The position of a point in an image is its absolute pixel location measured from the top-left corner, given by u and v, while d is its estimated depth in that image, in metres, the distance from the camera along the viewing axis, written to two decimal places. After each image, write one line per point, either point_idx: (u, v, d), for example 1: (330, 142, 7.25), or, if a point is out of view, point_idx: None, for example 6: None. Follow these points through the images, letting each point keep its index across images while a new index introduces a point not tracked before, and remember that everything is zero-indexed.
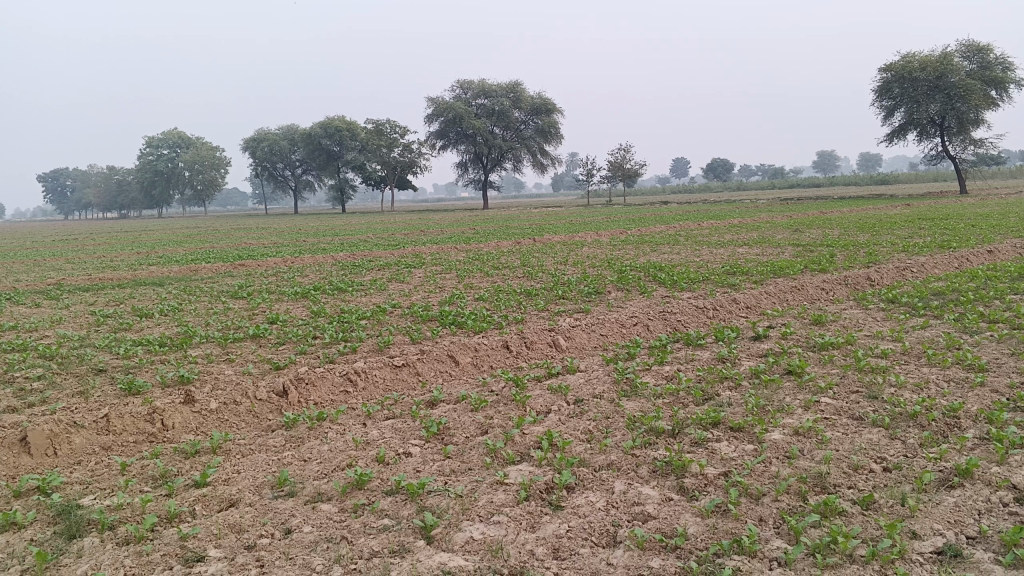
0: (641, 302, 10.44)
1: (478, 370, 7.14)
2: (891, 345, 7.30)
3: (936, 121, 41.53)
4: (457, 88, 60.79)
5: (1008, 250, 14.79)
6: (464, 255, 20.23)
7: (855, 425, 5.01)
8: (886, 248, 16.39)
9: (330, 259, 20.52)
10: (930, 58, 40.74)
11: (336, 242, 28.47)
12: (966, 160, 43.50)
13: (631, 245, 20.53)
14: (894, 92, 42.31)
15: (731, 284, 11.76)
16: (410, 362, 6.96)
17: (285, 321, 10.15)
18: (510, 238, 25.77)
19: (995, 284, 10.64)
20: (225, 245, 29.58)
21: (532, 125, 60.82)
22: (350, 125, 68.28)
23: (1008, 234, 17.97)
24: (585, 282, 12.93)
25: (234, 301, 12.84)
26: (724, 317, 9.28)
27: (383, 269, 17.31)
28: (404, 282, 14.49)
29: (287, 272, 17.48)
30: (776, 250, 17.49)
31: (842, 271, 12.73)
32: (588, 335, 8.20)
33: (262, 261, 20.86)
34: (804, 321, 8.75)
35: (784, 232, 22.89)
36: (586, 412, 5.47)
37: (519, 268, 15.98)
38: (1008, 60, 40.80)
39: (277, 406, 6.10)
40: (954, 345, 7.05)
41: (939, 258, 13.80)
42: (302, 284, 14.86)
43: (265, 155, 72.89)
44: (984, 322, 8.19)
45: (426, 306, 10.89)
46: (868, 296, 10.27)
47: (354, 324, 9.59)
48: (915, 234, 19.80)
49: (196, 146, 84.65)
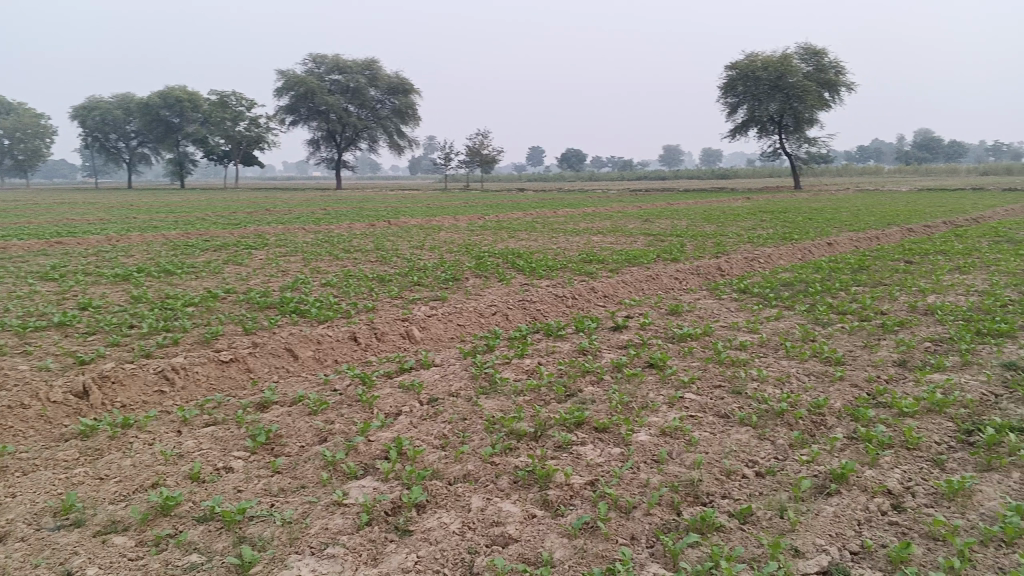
0: (500, 290, 10.03)
1: (321, 365, 6.45)
2: (750, 337, 7.18)
3: (774, 119, 43.70)
4: (309, 63, 58.39)
5: (845, 243, 15.48)
6: (314, 237, 19.15)
7: (723, 423, 4.73)
8: (733, 239, 16.79)
9: (162, 239, 18.92)
10: (770, 58, 42.88)
11: (171, 219, 26.49)
12: (799, 158, 46.21)
13: (488, 230, 20.22)
14: (737, 90, 44.35)
15: (589, 272, 11.56)
16: (239, 357, 6.19)
17: (99, 308, 8.97)
18: (364, 221, 24.83)
19: (839, 275, 10.94)
20: (44, 221, 26.83)
21: (388, 106, 59.57)
22: (192, 95, 64.23)
23: (842, 228, 18.92)
24: (441, 268, 12.36)
25: (43, 283, 11.37)
26: (583, 306, 9.00)
27: (220, 250, 16.04)
28: (244, 265, 13.39)
29: (111, 252, 15.87)
30: (629, 239, 17.62)
31: (694, 261, 12.82)
32: (444, 325, 7.66)
33: (85, 239, 18.96)
34: (661, 311, 8.58)
35: (636, 222, 23.24)
36: (439, 414, 4.93)
37: (372, 251, 15.23)
38: (839, 65, 43.53)
39: (75, 410, 5.20)
40: (809, 337, 7.02)
41: (784, 249, 14.23)
42: (126, 265, 13.41)
43: (96, 125, 67.45)
44: (834, 313, 8.30)
45: (267, 292, 9.98)
46: (721, 286, 10.29)
47: (180, 313, 8.59)
48: (759, 226, 20.53)
49: (17, 113, 77.21)
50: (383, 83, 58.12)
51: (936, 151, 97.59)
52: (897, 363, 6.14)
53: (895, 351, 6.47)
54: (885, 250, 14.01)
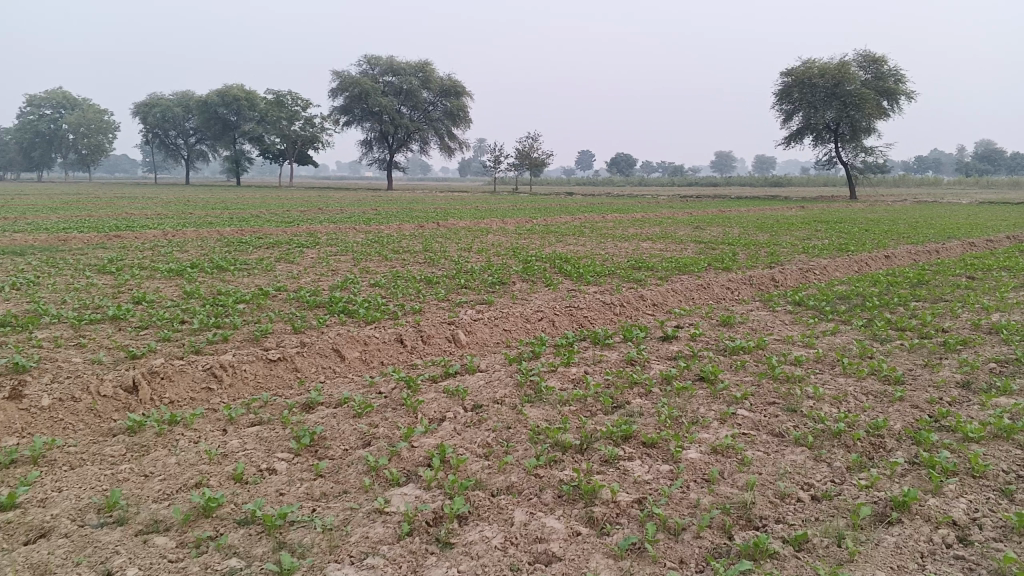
0: (547, 295, 9.93)
1: (366, 367, 6.43)
2: (805, 352, 6.96)
3: (831, 127, 42.85)
4: (364, 64, 59.03)
5: (904, 256, 15.05)
6: (363, 236, 19.30)
7: (776, 442, 4.56)
8: (786, 249, 16.46)
9: (216, 235, 19.25)
10: (828, 65, 42.04)
11: (225, 216, 26.98)
12: (855, 167, 45.22)
13: (537, 234, 20.13)
14: (793, 97, 43.61)
15: (639, 279, 11.40)
16: (286, 356, 6.20)
17: (152, 302, 9.12)
18: (413, 222, 24.97)
19: (897, 290, 10.61)
20: (104, 214, 27.56)
21: (440, 107, 59.92)
22: (249, 94, 65.42)
23: (899, 241, 18.41)
24: (489, 271, 12.32)
25: (100, 276, 11.61)
26: (632, 314, 8.86)
27: (271, 247, 16.24)
28: (294, 263, 13.52)
29: (166, 247, 16.18)
30: (679, 246, 17.40)
31: (745, 270, 12.58)
32: (491, 330, 7.60)
33: (142, 233, 19.37)
34: (712, 322, 8.40)
35: (686, 229, 22.94)
36: (484, 421, 4.85)
37: (420, 252, 15.27)
38: (900, 73, 42.40)
39: (125, 404, 5.25)
40: (867, 354, 6.79)
41: (839, 261, 13.89)
42: (179, 260, 13.64)
43: (157, 122, 69.11)
44: (892, 329, 8.03)
45: (316, 291, 10.05)
46: (773, 297, 10.05)
47: (230, 309, 8.68)
48: (813, 236, 20.09)
49: (82, 109, 79.54)
50: (436, 85, 58.46)
51: (999, 162, 94.71)
52: (960, 384, 5.88)
53: (958, 372, 6.21)
54: (946, 264, 13.58)
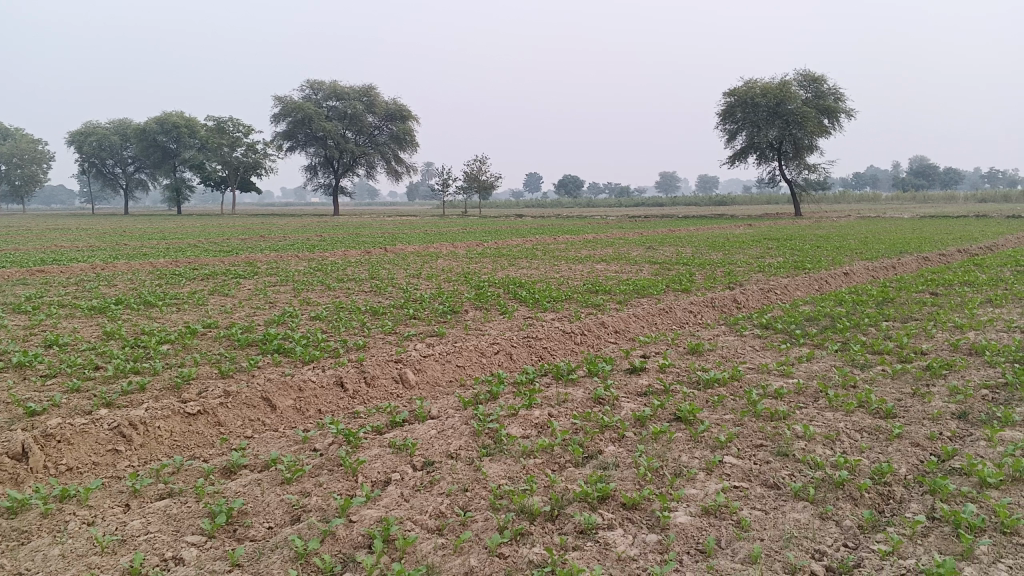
0: (502, 324, 9.31)
1: (301, 417, 5.70)
2: (784, 382, 6.43)
3: (774, 146, 43.24)
4: (307, 89, 58.13)
5: (862, 273, 14.78)
6: (307, 265, 18.48)
7: (773, 498, 3.98)
8: (743, 268, 16.14)
9: (149, 267, 18.25)
10: (770, 85, 42.42)
11: (161, 246, 25.90)
12: (798, 185, 45.74)
13: (488, 258, 19.56)
14: (737, 116, 43.92)
15: (598, 304, 10.85)
16: (208, 409, 5.44)
17: (64, 346, 8.21)
18: (359, 248, 24.22)
19: (864, 309, 10.21)
20: (32, 248, 26.23)
21: (385, 131, 59.23)
22: (189, 122, 63.97)
23: (854, 256, 18.28)
24: (439, 299, 11.64)
25: (14, 317, 10.63)
26: (593, 343, 8.27)
27: (207, 279, 15.35)
28: (230, 296, 12.68)
29: (93, 281, 15.17)
30: (634, 267, 16.95)
31: (705, 292, 12.15)
32: (441, 367, 6.92)
33: (67, 267, 18.24)
34: (680, 350, 7.84)
35: (639, 249, 22.60)
36: (436, 483, 4.18)
37: (366, 281, 14.54)
38: (839, 92, 43.09)
39: (11, 475, 4.41)
40: (850, 383, 6.28)
41: (799, 279, 13.55)
42: (106, 296, 12.69)
43: (93, 151, 67.02)
44: (870, 353, 7.55)
45: (250, 327, 9.24)
46: (740, 320, 9.57)
47: (152, 352, 7.85)
48: (766, 254, 19.88)
49: (14, 138, 76.92)
50: (380, 109, 57.75)
51: (932, 177, 97.32)
52: (958, 417, 5.36)
53: (951, 401, 5.71)
54: (906, 280, 13.30)
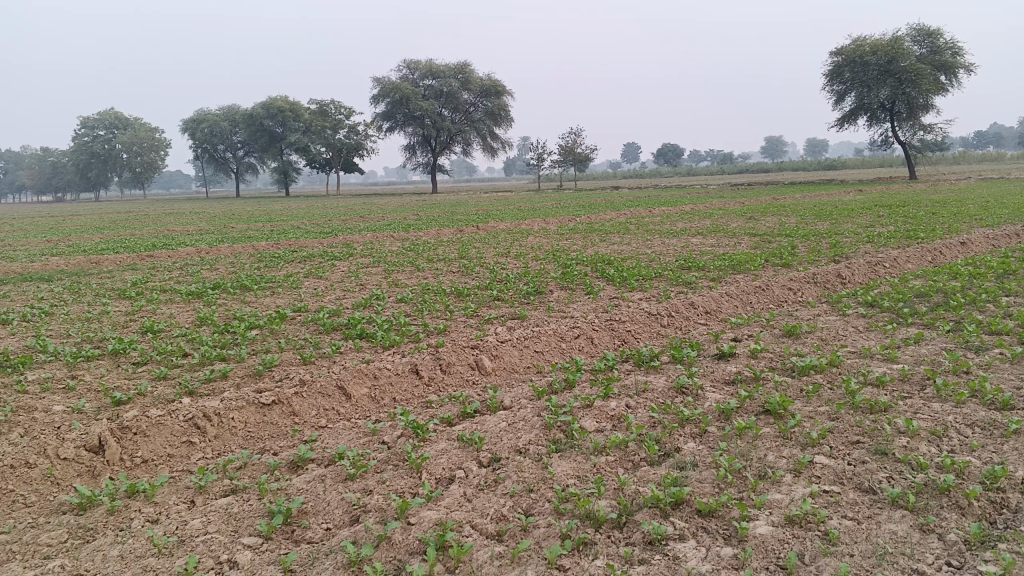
0: (587, 306, 9.03)
1: (375, 406, 5.62)
2: (887, 368, 5.92)
3: (886, 107, 40.87)
4: (404, 68, 58.72)
5: (981, 242, 13.69)
6: (400, 244, 18.62)
7: (867, 505, 3.61)
8: (849, 239, 15.23)
9: (250, 250, 18.79)
10: (881, 41, 40.02)
11: (265, 228, 26.72)
12: (913, 147, 43.19)
13: (580, 233, 19.22)
14: (845, 76, 41.71)
15: (689, 283, 10.41)
16: (282, 399, 5.42)
17: (159, 333, 8.44)
18: (453, 225, 24.29)
19: (982, 283, 9.40)
20: (147, 232, 27.48)
21: (481, 107, 59.28)
22: (293, 105, 65.77)
23: (973, 223, 17.01)
24: (525, 279, 11.44)
25: (119, 302, 11.05)
26: (680, 325, 7.91)
27: (302, 261, 15.64)
28: (322, 278, 12.85)
29: (197, 265, 15.69)
30: (731, 241, 16.28)
31: (806, 267, 11.49)
32: (520, 353, 6.73)
33: (175, 251, 18.97)
34: (774, 333, 7.38)
35: (738, 221, 21.76)
36: (500, 483, 3.99)
37: (455, 260, 14.50)
38: (959, 45, 40.27)
39: (88, 468, 4.51)
40: (963, 369, 5.72)
41: (910, 250, 12.66)
42: (206, 280, 13.07)
43: (205, 136, 69.87)
44: (987, 334, 6.90)
45: (336, 311, 9.28)
46: (842, 298, 8.97)
47: (239, 338, 7.96)
48: (875, 223, 18.79)
49: (133, 127, 81.15)
50: (476, 85, 57.72)
51: None
52: None
53: None
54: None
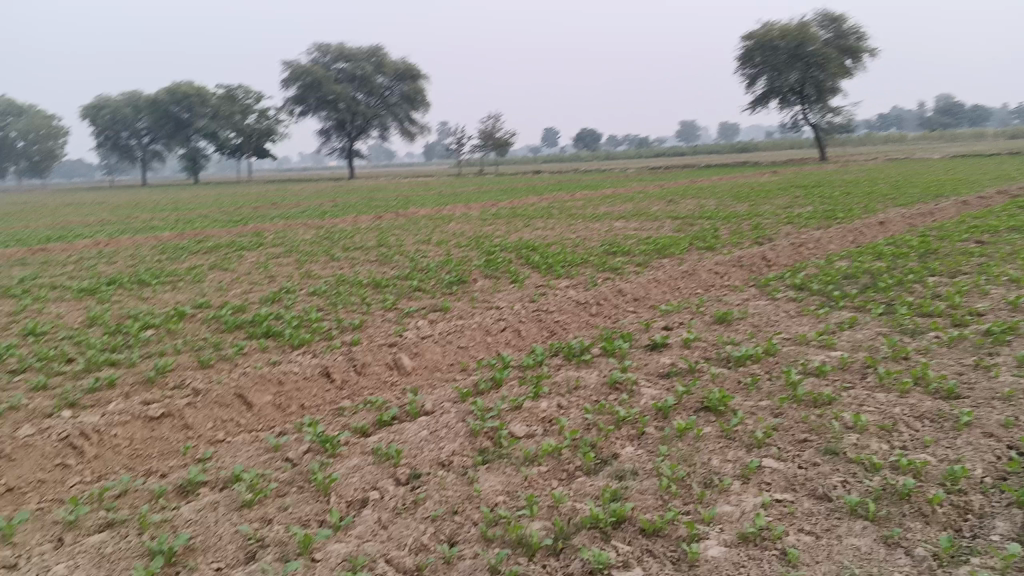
0: (512, 295, 8.62)
1: (281, 416, 5.08)
2: (825, 356, 5.70)
3: (795, 91, 41.65)
4: (318, 51, 57.06)
5: (898, 222, 13.84)
6: (314, 233, 17.84)
7: (824, 516, 3.30)
8: (769, 221, 15.22)
9: (153, 241, 17.71)
10: (789, 27, 40.76)
11: (171, 218, 25.40)
12: (823, 130, 44.26)
13: (501, 219, 18.81)
14: (756, 61, 42.32)
15: (615, 268, 10.11)
16: (174, 410, 4.82)
17: (41, 336, 7.63)
18: (370, 212, 23.53)
19: (906, 264, 9.36)
20: (42, 224, 25.81)
21: (399, 91, 58.17)
22: (202, 89, 63.27)
23: (887, 203, 17.27)
24: (446, 267, 10.95)
25: (1, 302, 10.08)
26: (610, 314, 7.58)
27: (209, 253, 14.74)
28: (229, 271, 12.07)
29: (94, 259, 14.63)
30: (654, 224, 16.11)
31: (731, 250, 11.33)
32: (441, 349, 6.26)
33: (70, 245, 17.73)
34: (706, 320, 7.11)
35: (659, 204, 21.70)
36: (421, 505, 3.54)
37: (372, 249, 13.89)
38: (861, 31, 41.36)
39: None
40: (901, 356, 5.53)
41: (831, 231, 12.67)
42: (102, 275, 12.11)
43: (109, 123, 66.69)
44: (918, 316, 6.76)
45: (242, 307, 8.61)
46: (770, 282, 8.79)
47: (132, 339, 7.24)
48: (793, 204, 18.95)
49: (30, 112, 76.87)
50: (392, 68, 56.56)
51: (960, 115, 94.49)
52: None
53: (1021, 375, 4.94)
54: (948, 228, 12.39)
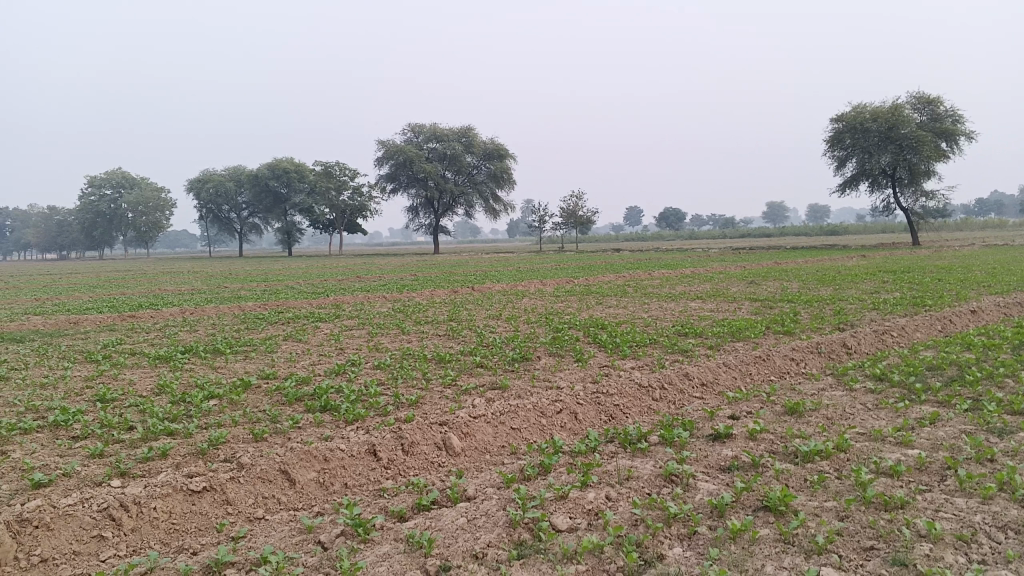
0: (574, 375, 8.41)
1: (323, 494, 4.98)
2: (901, 453, 5.28)
3: (887, 172, 40.72)
4: (408, 131, 59.11)
5: (992, 310, 13.10)
6: (390, 307, 18.06)
7: None
8: (853, 306, 14.64)
9: (235, 311, 18.21)
10: (881, 109, 40.12)
11: (257, 288, 26.19)
12: (915, 214, 42.95)
13: (576, 296, 18.68)
14: (845, 143, 41.63)
15: (684, 351, 9.81)
16: (216, 484, 4.78)
17: (110, 402, 7.79)
18: (447, 287, 23.76)
19: (998, 356, 8.77)
20: (137, 291, 26.97)
21: (484, 170, 59.48)
22: (298, 167, 66.14)
23: (981, 290, 16.44)
24: (512, 344, 10.83)
25: (83, 366, 10.41)
26: (674, 399, 7.28)
27: (285, 324, 15.03)
28: (301, 342, 12.24)
29: (178, 327, 15.09)
30: (731, 306, 15.69)
31: (809, 335, 10.88)
32: (493, 431, 6.10)
33: (159, 312, 18.40)
34: (775, 409, 6.75)
35: (739, 285, 21.23)
36: None
37: (443, 324, 13.92)
38: (957, 114, 40.41)
39: None
40: (987, 457, 5.08)
41: (919, 318, 12.06)
42: (181, 343, 12.44)
43: (210, 197, 70.19)
44: (1009, 414, 6.25)
45: (306, 379, 8.65)
46: (849, 371, 8.34)
47: (194, 409, 7.32)
48: (880, 289, 18.25)
49: (140, 186, 81.68)
50: (479, 148, 58.00)
51: None
52: None
53: None
54: None
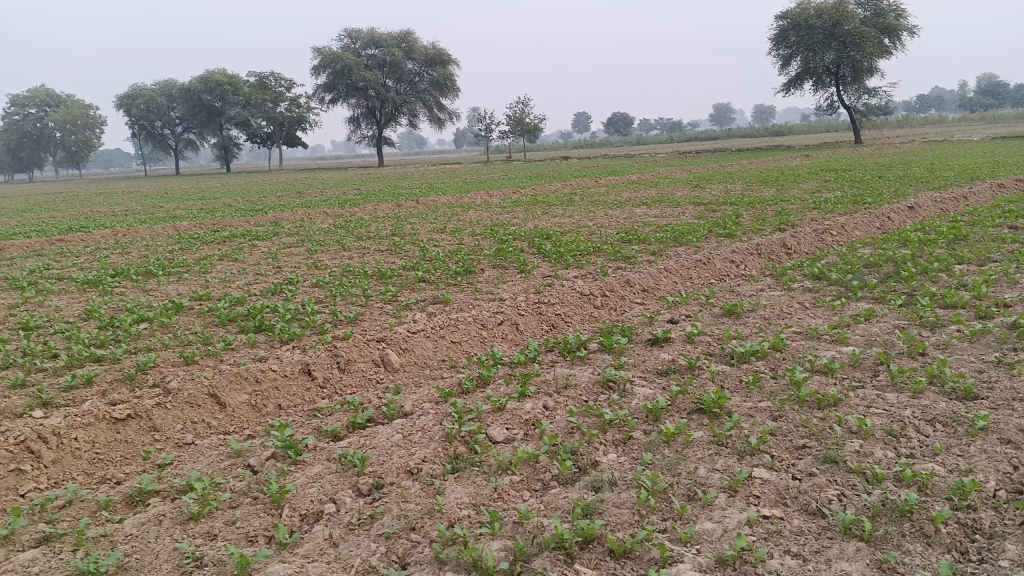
0: (516, 286, 8.31)
1: (255, 416, 4.84)
2: (835, 351, 5.33)
3: (831, 71, 40.68)
4: (346, 38, 56.99)
5: (929, 206, 13.28)
6: (331, 222, 17.64)
7: (815, 536, 2.98)
8: (795, 206, 14.72)
9: (171, 231, 17.63)
10: (826, 5, 39.80)
11: (195, 207, 25.38)
12: (858, 112, 43.18)
13: (521, 205, 18.47)
14: (790, 41, 41.35)
15: (627, 257, 9.76)
16: (141, 411, 4.61)
17: (34, 330, 7.48)
18: (391, 200, 23.31)
19: (932, 251, 8.89)
20: (68, 214, 25.95)
21: (426, 78, 57.92)
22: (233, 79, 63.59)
23: (919, 187, 16.66)
24: (455, 257, 10.66)
25: (7, 294, 9.98)
26: (615, 306, 7.25)
27: (223, 243, 14.60)
28: (238, 261, 11.89)
29: (109, 249, 14.54)
30: (675, 210, 15.66)
31: (751, 237, 10.91)
32: (432, 345, 5.99)
33: (90, 235, 17.71)
34: (715, 312, 6.75)
35: (684, 189, 21.21)
36: (377, 519, 3.28)
37: (385, 238, 13.64)
38: (901, 9, 40.29)
39: None
40: (918, 350, 5.15)
41: (858, 216, 12.17)
42: (113, 266, 11.99)
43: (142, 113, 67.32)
44: (940, 307, 6.35)
45: (240, 299, 8.40)
46: (788, 271, 8.38)
47: (122, 333, 7.06)
48: (822, 188, 18.38)
49: (66, 104, 77.89)
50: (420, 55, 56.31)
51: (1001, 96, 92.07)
52: None
53: None
54: (981, 213, 11.84)
